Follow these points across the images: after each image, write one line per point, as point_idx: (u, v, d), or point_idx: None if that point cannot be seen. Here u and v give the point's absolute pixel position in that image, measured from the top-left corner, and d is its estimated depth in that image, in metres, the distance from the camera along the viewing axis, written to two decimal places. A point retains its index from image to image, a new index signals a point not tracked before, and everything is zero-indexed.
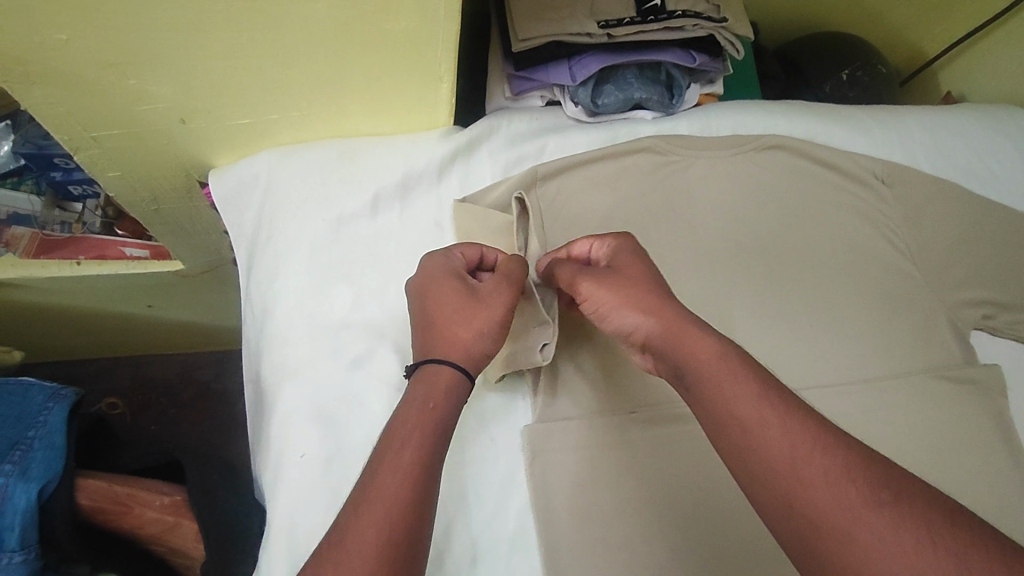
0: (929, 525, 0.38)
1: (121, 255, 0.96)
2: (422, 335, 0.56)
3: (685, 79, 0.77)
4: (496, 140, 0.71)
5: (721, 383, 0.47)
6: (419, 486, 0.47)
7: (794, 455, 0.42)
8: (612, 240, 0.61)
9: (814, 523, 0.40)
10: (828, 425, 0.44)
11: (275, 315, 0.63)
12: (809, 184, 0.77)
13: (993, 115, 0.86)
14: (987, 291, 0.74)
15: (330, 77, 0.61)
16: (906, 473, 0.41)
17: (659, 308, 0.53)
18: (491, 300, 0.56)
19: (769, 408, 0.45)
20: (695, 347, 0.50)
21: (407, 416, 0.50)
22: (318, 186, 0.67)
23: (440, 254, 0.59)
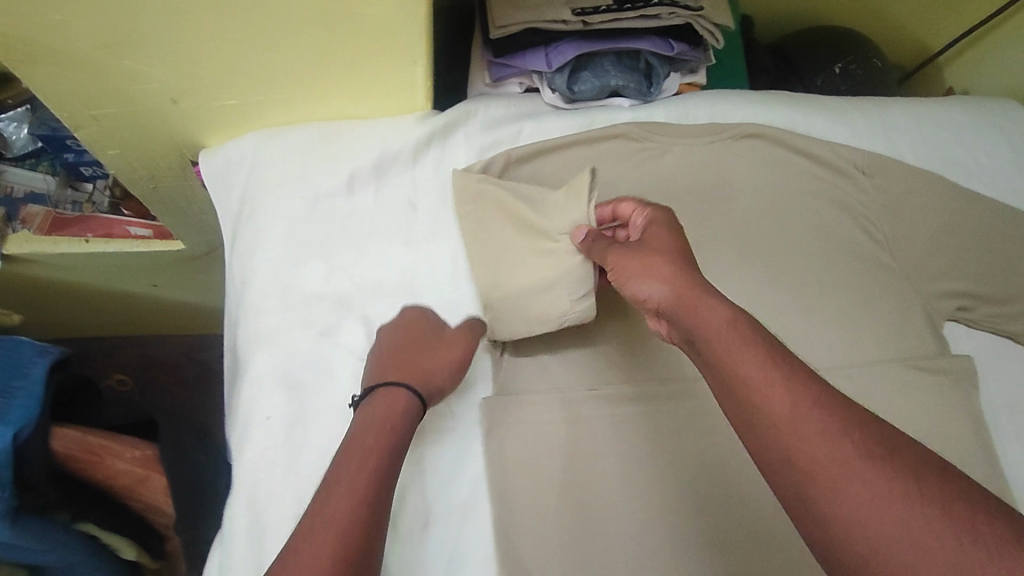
0: (919, 482, 0.38)
1: (125, 233, 1.01)
2: (381, 368, 0.59)
3: (664, 67, 0.77)
4: (473, 124, 0.73)
5: (728, 348, 0.45)
6: (370, 514, 0.48)
7: (795, 411, 0.41)
8: (650, 211, 0.58)
9: (812, 479, 0.39)
10: (834, 388, 0.43)
11: (252, 287, 0.66)
12: (787, 173, 0.77)
13: (984, 106, 0.84)
14: (965, 282, 0.74)
15: (310, 60, 0.63)
16: (900, 432, 0.41)
17: (679, 273, 0.51)
18: (454, 348, 0.61)
19: (775, 371, 0.43)
20: (710, 313, 0.47)
21: (366, 437, 0.52)
22: (298, 165, 0.69)
23: (415, 305, 0.64)
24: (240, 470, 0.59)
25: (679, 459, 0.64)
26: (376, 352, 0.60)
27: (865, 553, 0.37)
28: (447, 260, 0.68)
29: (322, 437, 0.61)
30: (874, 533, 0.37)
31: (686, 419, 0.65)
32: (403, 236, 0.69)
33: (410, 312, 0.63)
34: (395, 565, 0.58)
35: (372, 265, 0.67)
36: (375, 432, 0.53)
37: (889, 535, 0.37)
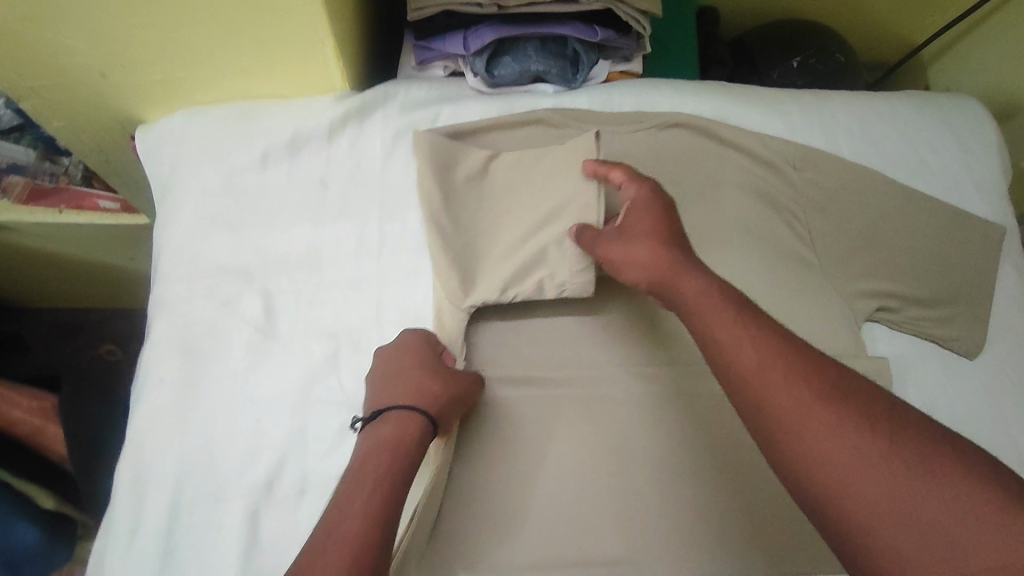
0: (867, 418, 0.45)
1: (95, 206, 1.06)
2: (386, 393, 0.60)
3: (591, 54, 0.77)
4: (391, 106, 0.74)
5: (704, 314, 0.53)
6: (373, 534, 0.50)
7: (763, 362, 0.49)
8: (636, 194, 0.63)
9: (775, 418, 0.47)
10: (798, 342, 0.51)
11: (163, 255, 0.69)
12: (712, 164, 0.75)
13: (936, 102, 0.80)
14: (889, 283, 0.71)
15: (221, 37, 0.65)
16: (854, 377, 0.49)
17: (660, 252, 0.58)
18: (460, 384, 0.61)
19: (742, 329, 0.51)
20: (688, 286, 0.55)
21: (371, 462, 0.55)
22: (216, 141, 0.72)
23: (421, 331, 0.64)
24: (130, 426, 0.62)
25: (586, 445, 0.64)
26: (380, 374, 0.61)
27: (825, 480, 0.44)
28: (351, 238, 0.69)
29: (210, 402, 0.63)
30: (831, 463, 0.44)
31: (570, 406, 0.66)
32: (311, 213, 0.70)
33: (417, 339, 0.63)
34: (266, 529, 0.59)
35: (277, 240, 0.69)
36: (379, 457, 0.55)
37: (843, 463, 0.44)
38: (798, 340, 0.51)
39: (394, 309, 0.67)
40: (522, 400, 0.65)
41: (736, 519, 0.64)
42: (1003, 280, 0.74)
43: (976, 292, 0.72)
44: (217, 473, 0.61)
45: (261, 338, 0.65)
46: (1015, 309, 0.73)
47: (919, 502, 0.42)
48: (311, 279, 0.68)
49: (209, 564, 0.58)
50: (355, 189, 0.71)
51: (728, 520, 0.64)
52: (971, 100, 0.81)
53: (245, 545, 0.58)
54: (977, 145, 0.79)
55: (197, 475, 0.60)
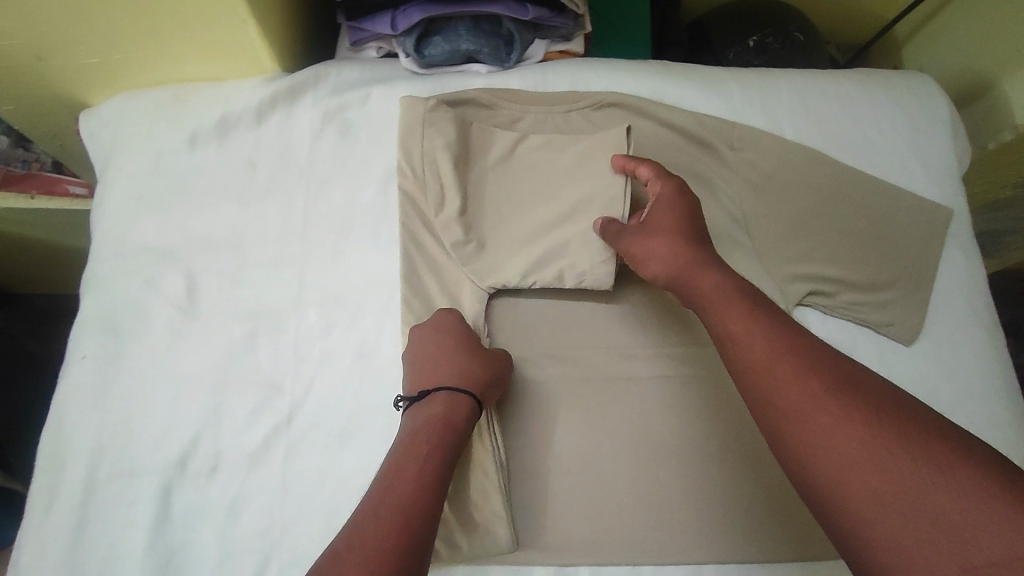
0: (875, 411, 0.45)
1: (66, 192, 0.97)
2: (428, 370, 0.59)
3: (526, 33, 0.76)
4: (322, 87, 0.73)
5: (719, 308, 0.55)
6: (423, 505, 0.51)
7: (772, 356, 0.50)
8: (664, 187, 0.63)
9: (782, 409, 0.48)
10: (811, 338, 0.51)
11: (96, 234, 0.70)
12: (647, 144, 0.73)
13: (885, 81, 0.78)
14: (824, 266, 0.69)
15: (146, 18, 0.65)
16: (870, 377, 0.48)
17: (680, 248, 0.59)
18: (496, 366, 0.60)
19: (754, 322, 0.53)
20: (705, 280, 0.57)
21: (420, 436, 0.55)
22: (146, 124, 0.73)
23: (454, 314, 0.63)
24: (53, 401, 0.63)
25: (608, 425, 0.63)
26: (419, 350, 0.61)
27: (830, 469, 0.44)
28: (277, 218, 0.70)
29: (129, 379, 0.63)
30: (835, 455, 0.44)
31: None
32: (239, 194, 0.70)
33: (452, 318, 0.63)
34: (179, 503, 0.60)
35: (204, 221, 0.69)
36: (427, 433, 0.55)
37: (848, 456, 0.44)
38: (813, 339, 0.52)
39: (315, 289, 0.67)
40: (542, 380, 0.64)
41: (671, 510, 0.60)
42: (948, 262, 0.71)
43: (916, 275, 0.70)
44: (132, 448, 0.61)
45: (183, 318, 0.65)
46: (959, 293, 0.70)
47: (928, 497, 0.40)
48: (236, 260, 0.68)
49: (120, 536, 0.59)
50: (283, 170, 0.71)
51: (658, 510, 0.60)
52: (919, 77, 0.79)
53: (155, 518, 0.59)
54: (926, 126, 0.76)
55: (113, 451, 0.61)
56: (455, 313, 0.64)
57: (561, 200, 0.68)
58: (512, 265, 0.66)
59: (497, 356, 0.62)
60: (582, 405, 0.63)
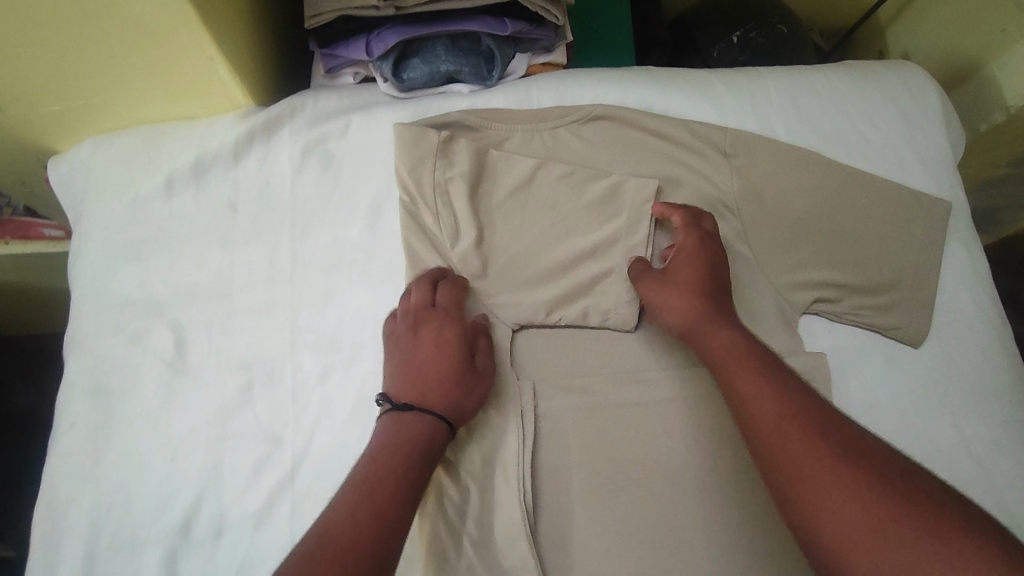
0: (880, 476, 0.44)
1: (40, 235, 0.89)
2: (413, 374, 0.58)
3: (506, 49, 0.73)
4: (300, 119, 0.71)
5: (728, 363, 0.54)
6: (389, 520, 0.49)
7: (780, 414, 0.49)
8: (688, 240, 0.64)
9: (789, 467, 0.47)
10: (822, 400, 0.50)
11: (75, 293, 0.67)
12: (638, 156, 0.71)
13: (875, 75, 0.77)
14: (829, 272, 0.68)
15: (108, 62, 0.62)
16: (877, 442, 0.47)
17: (695, 302, 0.60)
18: (480, 393, 0.60)
19: (763, 379, 0.52)
20: (718, 335, 0.57)
21: (398, 448, 0.53)
22: (118, 171, 0.69)
23: (451, 320, 0.61)
24: (45, 472, 0.61)
25: (626, 459, 0.61)
26: (408, 346, 0.60)
27: (835, 532, 0.43)
28: (263, 261, 0.67)
29: (122, 443, 0.61)
30: (839, 518, 0.43)
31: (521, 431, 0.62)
32: (220, 237, 0.68)
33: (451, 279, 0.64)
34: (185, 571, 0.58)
35: (187, 269, 0.67)
36: (407, 450, 0.53)
37: (854, 520, 0.42)
38: (826, 402, 0.51)
39: (309, 333, 0.65)
40: (557, 409, 0.63)
41: (696, 539, 0.59)
42: (951, 258, 0.70)
43: (921, 273, 0.68)
44: (132, 516, 0.59)
45: (174, 375, 0.63)
46: (965, 289, 0.69)
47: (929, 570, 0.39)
48: (222, 309, 0.65)
49: None
50: (266, 211, 0.69)
51: (684, 544, 0.58)
52: (906, 66, 0.78)
53: None
54: (920, 119, 0.75)
55: (112, 522, 0.59)
56: (452, 318, 0.61)
57: (584, 238, 0.68)
58: (518, 302, 0.66)
59: (484, 376, 0.61)
60: (598, 437, 0.62)
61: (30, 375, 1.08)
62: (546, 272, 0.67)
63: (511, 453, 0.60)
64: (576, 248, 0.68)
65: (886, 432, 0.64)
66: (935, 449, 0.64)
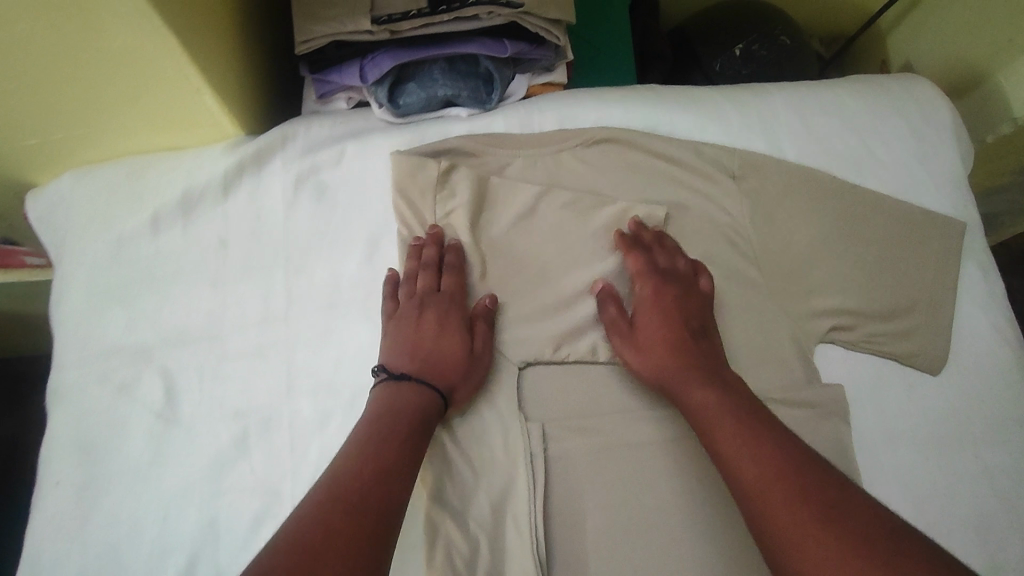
0: (865, 542, 0.43)
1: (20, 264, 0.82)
2: (413, 348, 0.60)
3: (505, 70, 0.71)
4: (291, 149, 0.68)
5: (711, 424, 0.54)
6: (396, 469, 0.50)
7: (762, 478, 0.49)
8: (652, 287, 0.63)
9: (775, 535, 0.46)
10: (805, 457, 0.50)
11: (57, 339, 0.64)
12: (645, 180, 0.69)
13: (884, 90, 0.75)
14: (843, 299, 0.65)
15: (86, 97, 0.58)
16: (863, 501, 0.46)
17: (670, 357, 0.59)
18: (478, 371, 0.61)
19: (744, 441, 0.51)
20: (697, 393, 0.56)
21: (398, 414, 0.54)
22: (100, 209, 0.66)
23: (454, 294, 0.63)
24: (29, 533, 0.57)
25: (643, 504, 0.59)
26: (409, 321, 0.61)
27: None
28: (256, 301, 0.64)
29: (112, 501, 0.58)
30: None
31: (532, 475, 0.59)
32: (210, 276, 0.65)
33: (451, 258, 0.64)
34: None
35: (176, 311, 0.64)
36: (410, 415, 0.55)
37: None
38: (811, 458, 0.50)
39: (306, 376, 0.62)
40: (570, 450, 0.61)
41: None
42: (966, 280, 0.68)
43: (936, 297, 0.67)
44: None
45: (165, 425, 0.60)
46: (982, 313, 0.67)
47: None
48: (214, 352, 0.62)
49: None
50: (258, 247, 0.66)
51: None
52: (914, 80, 0.76)
53: None
54: (932, 135, 0.73)
55: None
56: (454, 293, 0.63)
57: (591, 268, 0.66)
58: (524, 337, 0.63)
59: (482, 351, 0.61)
60: (612, 478, 0.60)
61: (12, 409, 1.04)
62: (552, 305, 0.65)
63: (523, 499, 0.58)
64: (582, 280, 0.65)
65: (905, 463, 0.62)
66: (956, 480, 0.62)
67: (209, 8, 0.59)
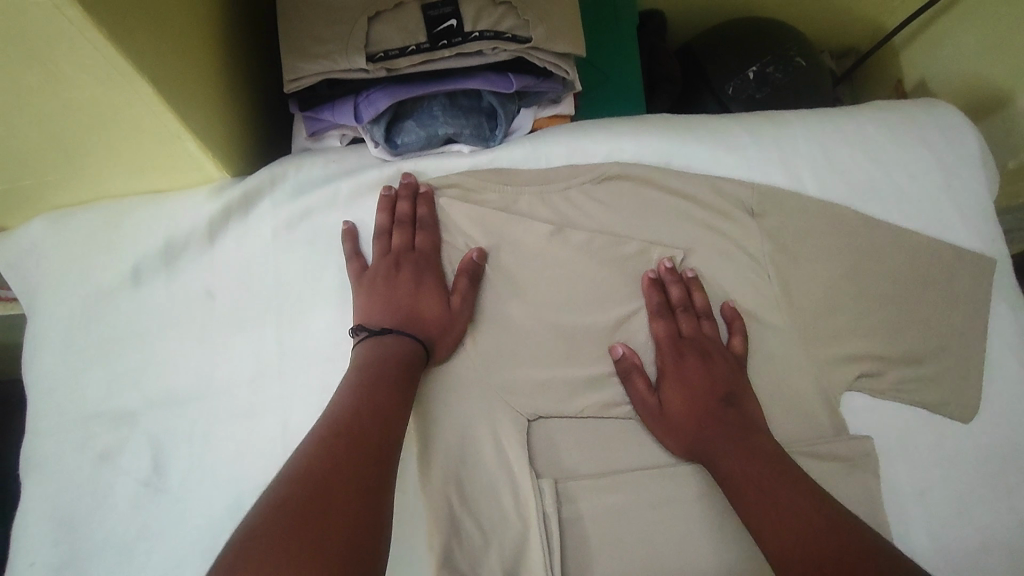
0: None
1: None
2: (390, 305, 0.58)
3: (510, 105, 0.67)
4: (282, 191, 0.63)
5: (738, 483, 0.52)
6: (386, 413, 0.49)
7: (788, 540, 0.47)
8: (676, 353, 0.60)
9: None
10: (832, 512, 0.47)
11: (32, 404, 0.59)
12: (659, 218, 0.65)
13: (908, 119, 0.71)
14: (871, 348, 0.62)
15: (56, 145, 0.53)
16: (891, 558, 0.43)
17: (698, 428, 0.56)
18: (457, 325, 0.59)
19: (769, 500, 0.49)
20: (724, 452, 0.54)
21: (392, 360, 0.53)
22: (75, 260, 0.61)
23: (433, 245, 0.62)
24: None
25: (667, 570, 0.55)
26: (385, 278, 0.59)
27: None
28: (247, 357, 0.60)
29: None
30: None
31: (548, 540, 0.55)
32: (197, 331, 0.60)
33: (423, 214, 0.62)
34: None
35: (160, 370, 0.59)
36: (398, 359, 0.53)
37: None
38: (839, 514, 0.47)
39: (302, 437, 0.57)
40: (587, 513, 0.57)
41: None
42: (996, 320, 0.65)
43: (966, 341, 0.63)
44: None
45: (151, 496, 0.56)
46: (1013, 354, 0.64)
47: None
48: (203, 414, 0.58)
49: None
50: (248, 297, 0.61)
51: None
52: (937, 106, 0.73)
53: None
54: (957, 165, 0.70)
55: None
56: (436, 245, 0.62)
57: (604, 314, 0.62)
58: (536, 390, 0.59)
59: (461, 303, 0.59)
60: (633, 542, 0.56)
61: None
62: (563, 355, 0.61)
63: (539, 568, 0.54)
64: (596, 327, 0.62)
65: (938, 516, 0.59)
66: (991, 532, 0.59)
67: (188, 47, 0.54)
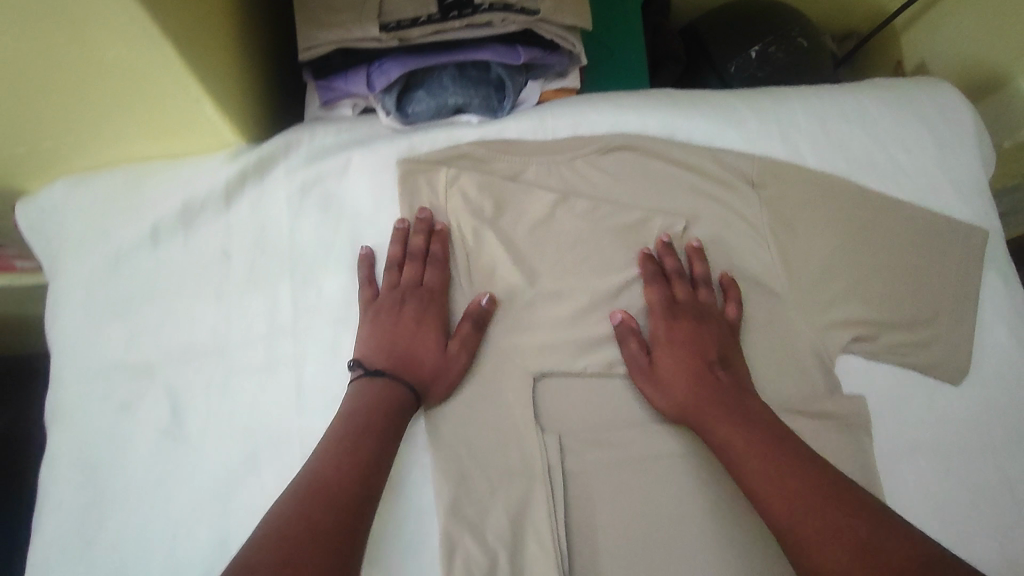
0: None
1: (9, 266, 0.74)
2: (386, 343, 0.58)
3: (518, 77, 0.68)
4: (295, 157, 0.65)
5: (738, 465, 0.53)
6: (368, 445, 0.51)
7: (793, 517, 0.48)
8: (671, 319, 0.62)
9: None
10: (830, 484, 0.49)
11: (55, 357, 0.61)
12: (662, 186, 0.67)
13: (905, 96, 0.73)
14: (866, 314, 0.64)
15: (79, 107, 0.55)
16: (893, 528, 0.45)
17: (690, 390, 0.58)
18: (454, 369, 0.59)
19: (770, 482, 0.50)
20: (716, 425, 0.55)
21: (377, 396, 0.55)
22: (95, 219, 0.63)
23: (441, 279, 0.62)
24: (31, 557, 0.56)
25: (665, 518, 0.58)
26: (387, 313, 0.59)
27: None
28: (262, 314, 0.62)
29: (118, 521, 0.56)
30: None
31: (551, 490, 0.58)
32: (214, 289, 0.62)
33: (437, 248, 0.62)
34: None
35: (178, 326, 0.61)
36: (382, 394, 0.55)
37: None
38: (837, 484, 0.49)
39: (315, 391, 0.59)
40: (589, 465, 0.59)
41: None
42: (987, 290, 0.67)
43: (959, 309, 0.65)
44: None
45: (170, 443, 0.58)
46: (1003, 322, 0.66)
47: None
48: (219, 369, 0.60)
49: None
50: (263, 258, 0.63)
51: None
52: (934, 84, 0.75)
53: None
54: (952, 141, 0.72)
55: None
56: (444, 272, 0.62)
57: (608, 278, 0.64)
58: (541, 349, 0.61)
59: (459, 350, 0.59)
60: (633, 493, 0.58)
61: None
62: (568, 317, 0.63)
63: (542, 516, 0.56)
64: (600, 290, 0.64)
65: (928, 473, 0.61)
66: (978, 488, 0.61)
67: (207, 14, 0.56)
